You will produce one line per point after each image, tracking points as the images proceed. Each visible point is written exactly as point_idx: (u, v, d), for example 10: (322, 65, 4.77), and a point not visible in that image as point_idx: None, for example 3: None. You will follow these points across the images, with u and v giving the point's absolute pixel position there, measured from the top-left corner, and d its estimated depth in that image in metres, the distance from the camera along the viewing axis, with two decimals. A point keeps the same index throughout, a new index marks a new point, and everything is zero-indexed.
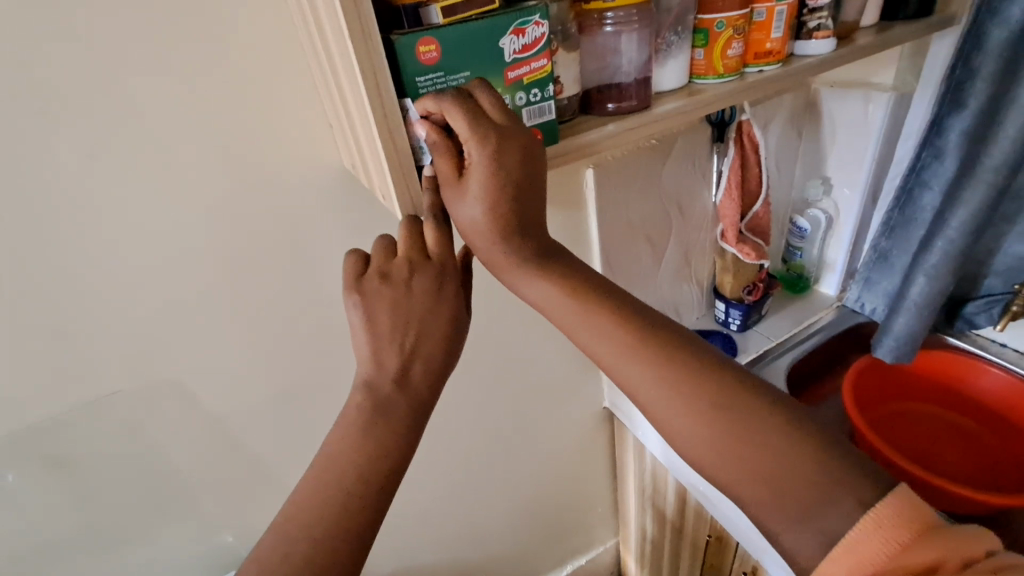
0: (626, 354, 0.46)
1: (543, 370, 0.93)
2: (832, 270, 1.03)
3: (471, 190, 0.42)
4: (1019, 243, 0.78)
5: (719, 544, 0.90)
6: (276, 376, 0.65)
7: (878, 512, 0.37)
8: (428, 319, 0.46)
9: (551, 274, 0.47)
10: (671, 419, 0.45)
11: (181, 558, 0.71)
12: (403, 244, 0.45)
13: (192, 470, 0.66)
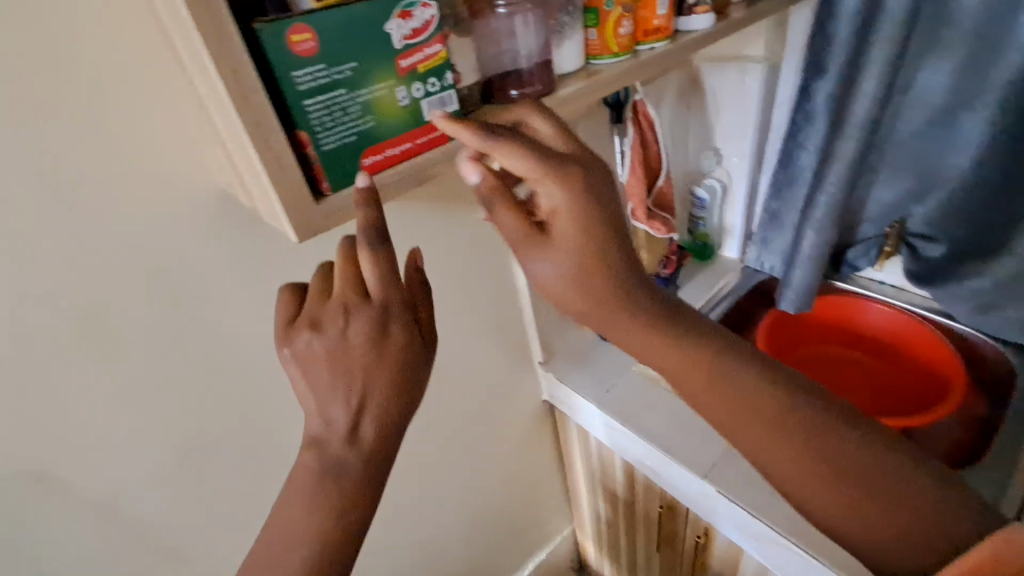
0: (695, 365, 0.49)
1: (478, 375, 0.90)
2: (732, 234, 1.11)
3: (553, 244, 0.45)
4: (886, 191, 0.87)
5: (671, 517, 0.90)
6: (172, 438, 0.56)
7: (993, 543, 0.39)
8: (373, 366, 0.41)
9: (632, 318, 0.49)
10: (722, 412, 0.48)
11: None
12: (339, 283, 0.41)
13: (78, 563, 0.55)
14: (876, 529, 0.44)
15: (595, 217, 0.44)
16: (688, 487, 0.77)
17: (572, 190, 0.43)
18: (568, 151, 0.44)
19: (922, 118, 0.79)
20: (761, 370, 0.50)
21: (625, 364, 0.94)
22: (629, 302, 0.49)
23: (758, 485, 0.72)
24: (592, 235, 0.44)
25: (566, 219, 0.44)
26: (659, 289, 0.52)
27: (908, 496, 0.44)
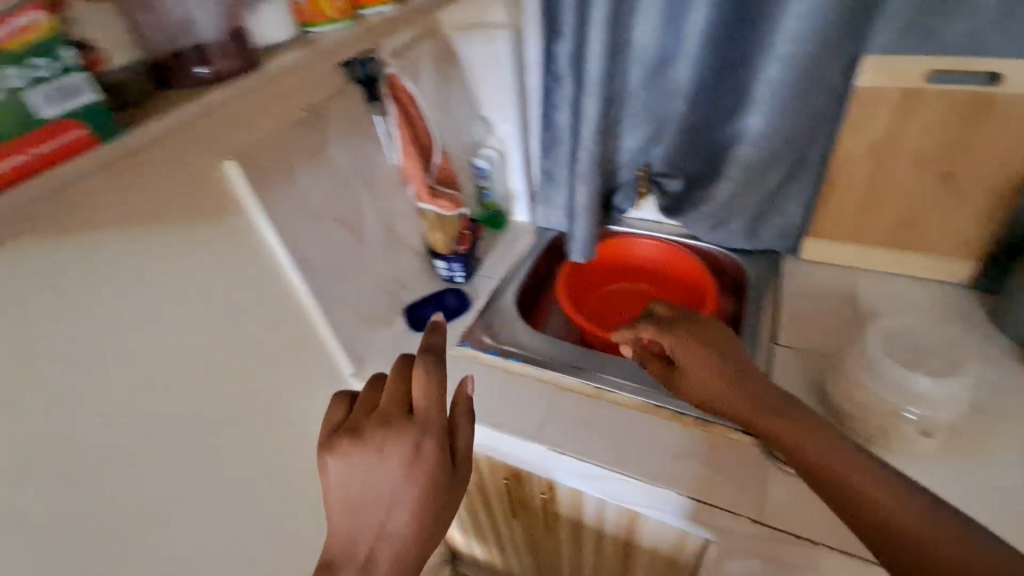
0: (711, 352, 0.64)
1: None
2: (518, 198, 1.14)
3: (676, 342, 0.66)
4: (630, 138, 0.98)
5: (517, 486, 0.90)
6: None
7: (963, 544, 0.45)
8: (398, 489, 0.47)
9: (711, 353, 0.64)
10: (723, 396, 0.62)
11: None
12: (387, 394, 0.52)
13: None
14: (883, 521, 0.48)
15: (713, 344, 0.65)
16: (523, 453, 0.78)
17: (692, 340, 0.66)
18: (672, 316, 0.69)
19: (643, 70, 0.89)
20: (761, 380, 0.62)
21: None
22: (701, 341, 0.65)
23: (581, 431, 0.76)
24: (717, 351, 0.64)
25: (675, 349, 0.66)
26: (724, 334, 0.66)
27: (878, 493, 0.49)
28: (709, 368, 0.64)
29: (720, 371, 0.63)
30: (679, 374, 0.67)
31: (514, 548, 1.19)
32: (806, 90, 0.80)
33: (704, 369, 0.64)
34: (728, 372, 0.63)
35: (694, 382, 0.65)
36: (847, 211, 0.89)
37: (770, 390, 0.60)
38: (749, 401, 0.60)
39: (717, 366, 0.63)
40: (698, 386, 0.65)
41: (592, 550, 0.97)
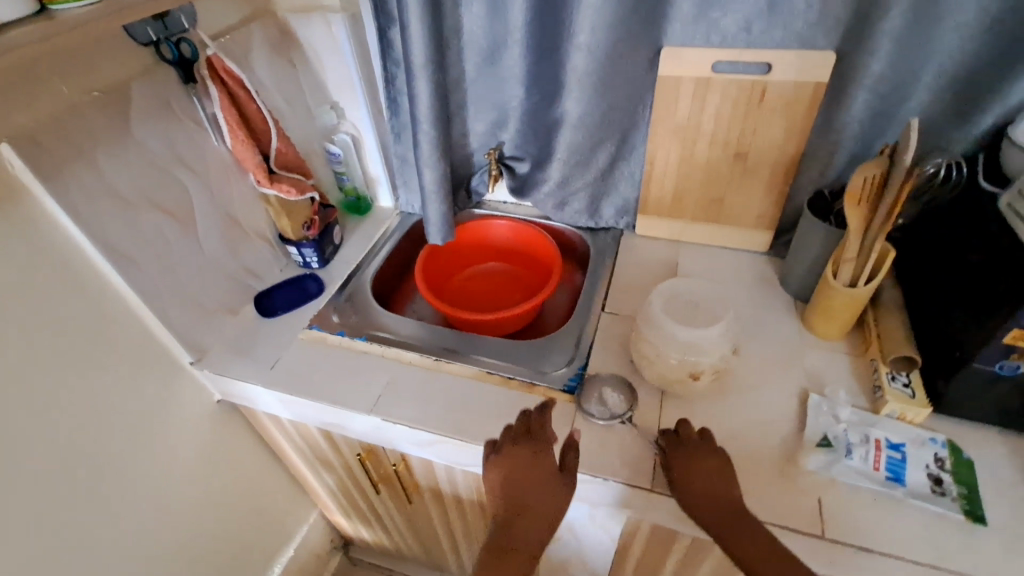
0: (720, 480, 0.64)
1: (99, 403, 0.74)
2: (379, 184, 1.14)
3: (678, 465, 0.67)
4: (477, 123, 1.02)
5: (374, 460, 0.94)
6: None
7: None
8: (540, 489, 0.64)
9: (744, 515, 0.62)
10: (705, 505, 0.63)
11: None
12: (523, 424, 0.71)
13: None
14: None
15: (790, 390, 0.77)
16: (364, 428, 0.81)
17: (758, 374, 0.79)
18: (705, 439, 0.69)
19: (477, 58, 0.93)
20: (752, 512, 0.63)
21: (291, 336, 0.91)
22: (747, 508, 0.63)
23: (417, 403, 0.80)
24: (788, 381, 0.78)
25: (686, 461, 0.67)
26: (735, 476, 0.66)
27: None
28: (708, 481, 0.64)
29: (719, 491, 0.64)
30: (670, 473, 0.67)
31: (395, 525, 1.21)
32: (615, 79, 0.88)
33: (704, 482, 0.64)
34: (722, 484, 0.64)
35: (687, 490, 0.65)
36: (666, 188, 0.99)
37: (736, 501, 0.63)
38: (708, 509, 0.63)
39: (720, 487, 0.64)
40: (692, 495, 0.64)
41: (456, 514, 1.02)
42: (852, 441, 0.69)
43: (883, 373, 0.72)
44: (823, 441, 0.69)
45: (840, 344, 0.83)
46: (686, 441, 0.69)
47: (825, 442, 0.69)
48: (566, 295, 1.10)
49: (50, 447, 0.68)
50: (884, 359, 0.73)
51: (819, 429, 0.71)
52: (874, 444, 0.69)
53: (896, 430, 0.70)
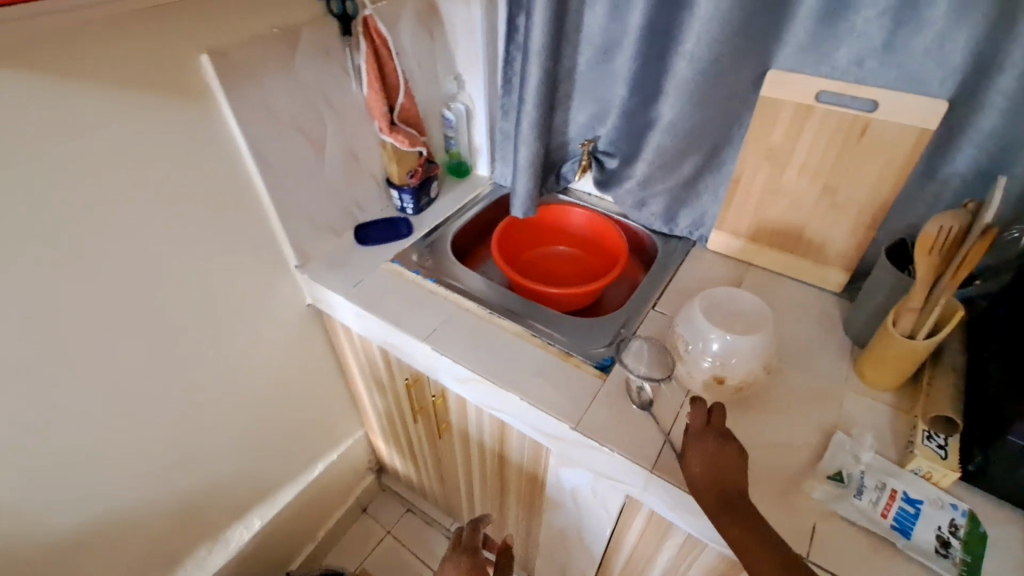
0: (735, 471, 0.65)
1: (222, 276, 0.91)
2: (481, 154, 1.26)
3: (697, 447, 0.68)
4: (579, 114, 1.10)
5: (418, 388, 1.04)
6: None
7: None
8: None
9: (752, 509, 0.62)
10: (717, 489, 0.64)
11: None
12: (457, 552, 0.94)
13: None
14: None
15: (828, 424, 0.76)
16: (414, 352, 0.91)
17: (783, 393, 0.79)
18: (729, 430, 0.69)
19: (590, 54, 1.01)
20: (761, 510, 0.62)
21: (376, 264, 1.04)
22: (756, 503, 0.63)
23: (464, 343, 0.89)
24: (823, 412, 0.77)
25: (706, 444, 0.67)
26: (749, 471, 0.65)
27: None
28: (726, 469, 0.65)
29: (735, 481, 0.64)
30: (687, 452, 0.68)
31: (424, 460, 1.32)
32: (716, 93, 0.92)
33: (720, 470, 0.65)
34: (735, 476, 0.64)
35: (699, 469, 0.66)
36: (746, 208, 1.00)
37: (742, 493, 0.63)
38: (715, 491, 0.64)
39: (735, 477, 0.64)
40: (703, 476, 0.65)
41: (479, 460, 1.11)
42: (867, 484, 0.69)
43: (920, 430, 0.71)
44: (836, 475, 0.70)
45: (886, 395, 0.81)
46: (713, 427, 0.69)
47: (838, 476, 0.70)
48: (626, 287, 1.16)
49: (178, 298, 0.85)
50: (924, 418, 0.71)
51: (835, 463, 0.71)
52: (889, 492, 0.68)
53: (918, 487, 0.68)
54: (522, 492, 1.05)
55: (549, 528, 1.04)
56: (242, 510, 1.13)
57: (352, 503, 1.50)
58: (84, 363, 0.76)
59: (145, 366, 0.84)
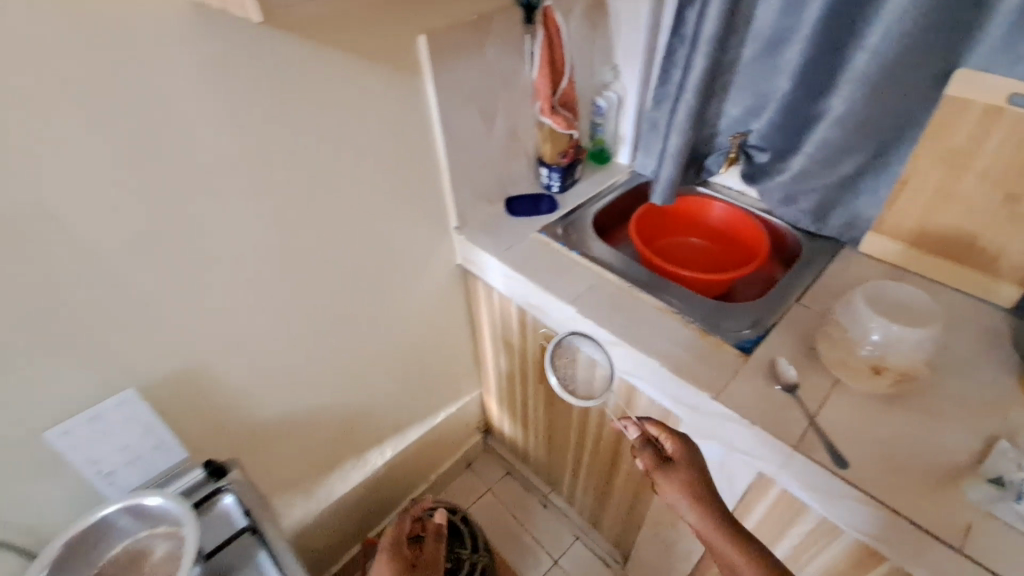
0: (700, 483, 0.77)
1: (400, 228, 1.04)
2: (624, 143, 1.30)
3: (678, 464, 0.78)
4: (733, 107, 1.12)
5: (549, 351, 1.11)
6: (158, 214, 0.69)
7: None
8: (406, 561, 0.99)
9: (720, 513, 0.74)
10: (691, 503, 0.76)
11: (51, 408, 0.69)
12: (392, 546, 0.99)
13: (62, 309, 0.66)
14: None
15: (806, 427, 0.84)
16: (558, 314, 0.99)
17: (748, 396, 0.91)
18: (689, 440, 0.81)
19: (757, 47, 1.03)
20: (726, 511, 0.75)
21: (525, 233, 1.13)
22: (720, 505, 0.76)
23: (607, 310, 0.95)
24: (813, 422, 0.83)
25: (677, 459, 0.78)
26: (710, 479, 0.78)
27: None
28: (701, 488, 0.76)
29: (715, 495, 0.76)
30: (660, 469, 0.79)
31: (535, 423, 1.41)
32: (898, 89, 0.90)
33: (701, 490, 0.76)
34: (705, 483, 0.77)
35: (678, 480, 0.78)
36: (909, 211, 0.97)
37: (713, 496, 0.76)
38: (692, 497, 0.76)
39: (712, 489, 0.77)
40: (683, 484, 0.77)
41: (596, 428, 1.16)
42: None
43: None
44: (996, 480, 0.68)
45: None
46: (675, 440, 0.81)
47: (997, 481, 0.68)
48: (760, 279, 1.16)
49: (368, 244, 0.99)
50: None
51: (996, 470, 0.69)
52: None
53: None
54: (637, 462, 1.10)
55: (660, 502, 1.08)
56: (381, 439, 1.29)
57: (460, 455, 1.63)
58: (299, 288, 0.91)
59: (336, 298, 0.99)
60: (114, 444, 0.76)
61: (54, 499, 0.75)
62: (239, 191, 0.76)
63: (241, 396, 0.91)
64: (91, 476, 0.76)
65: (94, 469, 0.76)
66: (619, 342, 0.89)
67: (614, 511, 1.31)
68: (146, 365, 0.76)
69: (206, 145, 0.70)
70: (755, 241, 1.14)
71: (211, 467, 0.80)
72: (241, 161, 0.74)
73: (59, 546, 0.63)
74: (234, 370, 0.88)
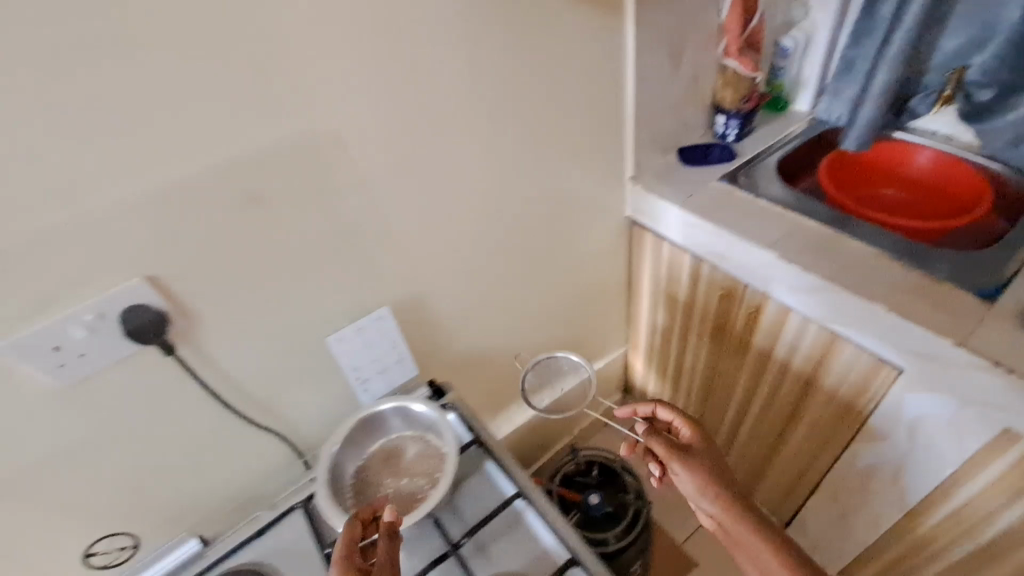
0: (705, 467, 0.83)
1: (584, 177, 1.05)
2: (807, 87, 1.21)
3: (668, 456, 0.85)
4: (953, 39, 1.00)
5: (727, 303, 1.09)
6: (408, 151, 0.75)
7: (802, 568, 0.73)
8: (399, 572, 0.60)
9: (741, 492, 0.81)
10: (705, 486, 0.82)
11: (315, 327, 0.78)
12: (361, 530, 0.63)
13: (333, 237, 0.73)
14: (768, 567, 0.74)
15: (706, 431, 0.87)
16: (752, 261, 0.96)
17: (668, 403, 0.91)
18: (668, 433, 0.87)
19: None
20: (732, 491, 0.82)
21: (704, 180, 1.09)
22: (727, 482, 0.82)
23: (812, 256, 0.91)
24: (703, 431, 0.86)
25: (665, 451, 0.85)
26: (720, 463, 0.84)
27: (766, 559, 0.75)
28: (716, 470, 0.83)
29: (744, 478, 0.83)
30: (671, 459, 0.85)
31: (688, 382, 1.39)
32: None
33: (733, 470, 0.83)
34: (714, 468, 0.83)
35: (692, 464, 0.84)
36: None
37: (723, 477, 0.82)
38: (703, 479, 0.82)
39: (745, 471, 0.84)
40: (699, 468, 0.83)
41: (770, 386, 1.13)
42: None
43: None
44: None
45: None
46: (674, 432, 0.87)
47: None
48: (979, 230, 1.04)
49: (557, 191, 1.01)
50: None
51: None
52: None
53: None
54: (821, 418, 1.06)
55: (848, 463, 1.05)
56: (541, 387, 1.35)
57: (601, 415, 1.66)
58: (500, 231, 0.96)
59: (525, 243, 1.02)
60: (369, 356, 0.87)
61: (315, 414, 0.86)
62: (467, 132, 0.80)
63: (448, 331, 1.00)
64: (354, 383, 0.86)
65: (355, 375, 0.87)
66: (833, 287, 0.86)
67: (778, 476, 1.27)
68: (382, 295, 0.84)
69: (455, 93, 0.76)
70: (974, 187, 1.04)
71: (433, 388, 0.89)
72: (477, 106, 0.79)
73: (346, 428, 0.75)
74: (442, 303, 0.94)
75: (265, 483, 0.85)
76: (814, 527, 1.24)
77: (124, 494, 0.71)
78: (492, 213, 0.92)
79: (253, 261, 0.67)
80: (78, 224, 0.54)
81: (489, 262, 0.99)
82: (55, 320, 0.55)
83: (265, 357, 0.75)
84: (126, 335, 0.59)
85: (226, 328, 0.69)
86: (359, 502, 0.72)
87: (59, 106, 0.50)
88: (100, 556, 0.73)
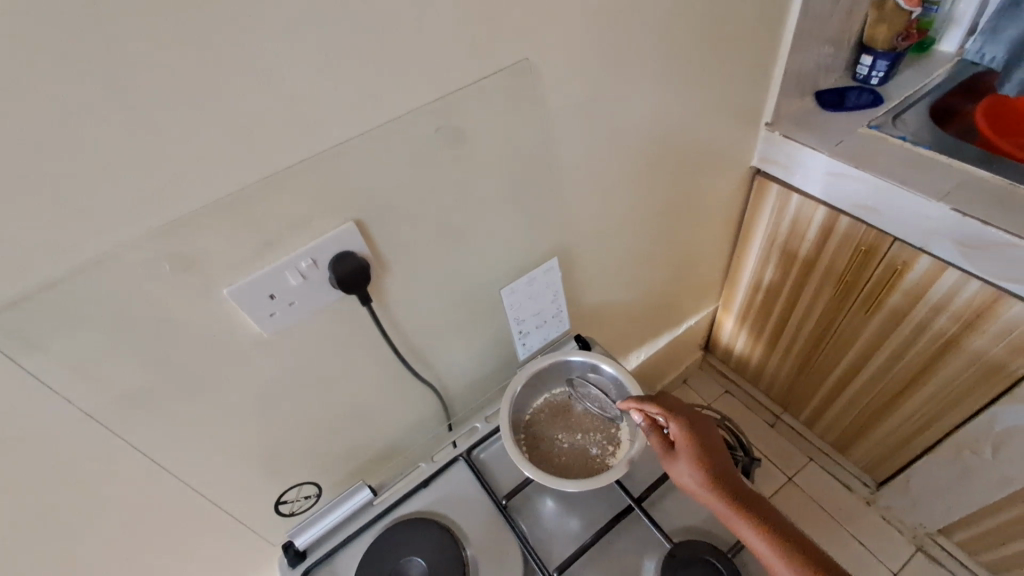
0: (710, 467, 0.62)
1: (728, 122, 0.98)
2: (959, 24, 1.10)
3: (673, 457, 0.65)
4: None
5: (863, 260, 1.04)
6: (591, 87, 0.70)
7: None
8: None
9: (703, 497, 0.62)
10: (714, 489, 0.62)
11: (483, 275, 0.76)
12: None
13: (513, 180, 0.69)
14: None
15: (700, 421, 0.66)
16: (916, 214, 0.91)
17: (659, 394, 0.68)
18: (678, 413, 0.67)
19: None
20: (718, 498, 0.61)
21: (851, 128, 1.03)
22: (739, 484, 0.62)
23: (990, 209, 0.86)
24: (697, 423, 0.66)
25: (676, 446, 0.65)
26: (725, 463, 0.63)
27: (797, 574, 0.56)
28: (717, 459, 0.63)
29: (727, 475, 0.63)
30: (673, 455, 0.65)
31: (788, 342, 1.36)
32: None
33: (707, 469, 0.62)
34: (716, 467, 0.63)
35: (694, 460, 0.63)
36: None
37: (732, 478, 0.62)
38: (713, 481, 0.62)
39: (720, 467, 0.63)
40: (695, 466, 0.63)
41: (898, 348, 1.09)
42: None
43: None
44: None
45: None
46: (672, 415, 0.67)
47: None
48: None
49: (702, 138, 0.95)
50: None
51: None
52: None
53: None
54: (957, 382, 1.02)
55: (980, 426, 1.03)
56: (641, 342, 1.34)
57: (682, 370, 1.68)
58: (646, 179, 0.91)
59: (663, 193, 0.98)
60: (530, 309, 0.85)
61: (466, 366, 0.85)
62: (644, 68, 0.75)
63: (583, 283, 0.98)
64: (515, 335, 0.85)
65: (515, 327, 0.85)
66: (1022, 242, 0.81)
67: (883, 437, 1.26)
68: (543, 243, 0.81)
69: (640, 26, 0.70)
70: None
71: (579, 341, 0.86)
72: (656, 41, 0.73)
73: (524, 377, 0.76)
74: (585, 254, 0.92)
75: (419, 434, 0.86)
76: (919, 485, 1.25)
77: (307, 435, 0.71)
78: (645, 158, 0.87)
79: (445, 204, 0.64)
80: (308, 169, 0.51)
81: (631, 212, 0.95)
82: (276, 265, 0.54)
83: (438, 305, 0.73)
84: (335, 286, 0.59)
85: (412, 279, 0.67)
86: (534, 454, 0.72)
87: (314, 24, 0.45)
88: (289, 504, 0.76)
